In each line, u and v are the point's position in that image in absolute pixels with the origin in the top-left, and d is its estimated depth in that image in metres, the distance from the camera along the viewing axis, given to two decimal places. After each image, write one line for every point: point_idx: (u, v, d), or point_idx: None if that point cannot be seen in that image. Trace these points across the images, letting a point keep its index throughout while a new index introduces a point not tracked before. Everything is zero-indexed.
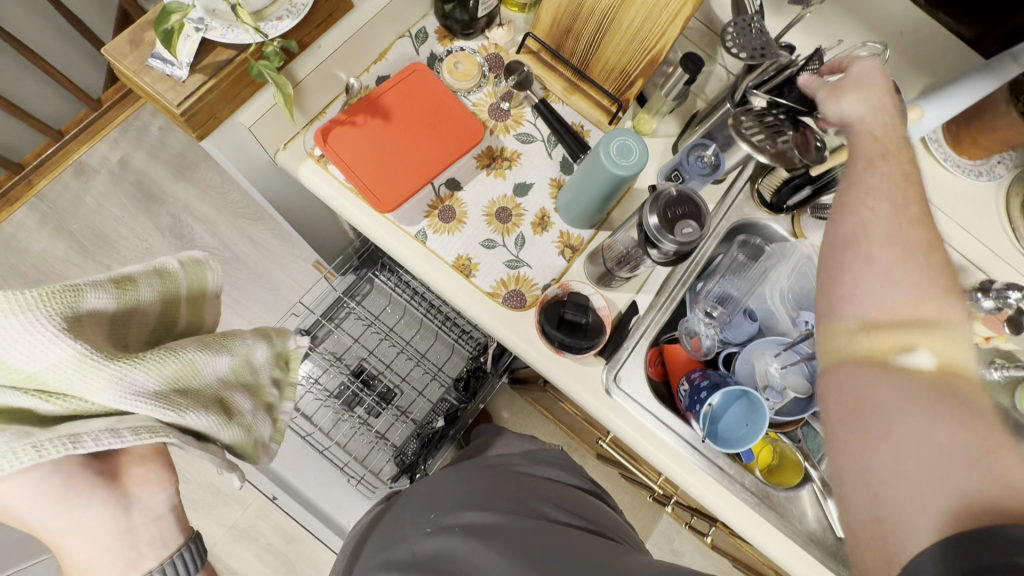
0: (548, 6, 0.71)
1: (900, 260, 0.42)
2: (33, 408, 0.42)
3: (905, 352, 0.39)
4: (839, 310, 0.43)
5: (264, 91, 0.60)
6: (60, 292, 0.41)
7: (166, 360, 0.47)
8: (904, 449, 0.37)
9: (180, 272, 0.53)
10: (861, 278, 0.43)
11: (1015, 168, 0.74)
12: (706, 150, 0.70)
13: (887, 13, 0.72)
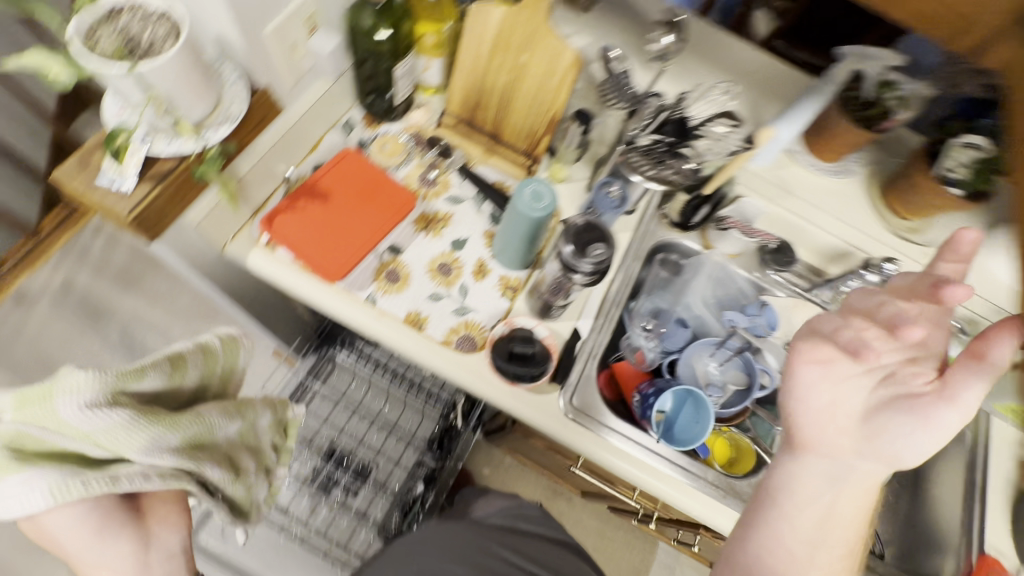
0: (456, 88, 0.83)
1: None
2: (86, 454, 0.51)
3: None
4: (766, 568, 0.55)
5: (208, 192, 0.66)
6: (128, 373, 0.53)
7: (192, 423, 0.58)
8: None
9: (221, 349, 0.66)
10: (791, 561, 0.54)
11: (869, 165, 0.88)
12: (612, 185, 0.81)
13: (735, 58, 0.86)
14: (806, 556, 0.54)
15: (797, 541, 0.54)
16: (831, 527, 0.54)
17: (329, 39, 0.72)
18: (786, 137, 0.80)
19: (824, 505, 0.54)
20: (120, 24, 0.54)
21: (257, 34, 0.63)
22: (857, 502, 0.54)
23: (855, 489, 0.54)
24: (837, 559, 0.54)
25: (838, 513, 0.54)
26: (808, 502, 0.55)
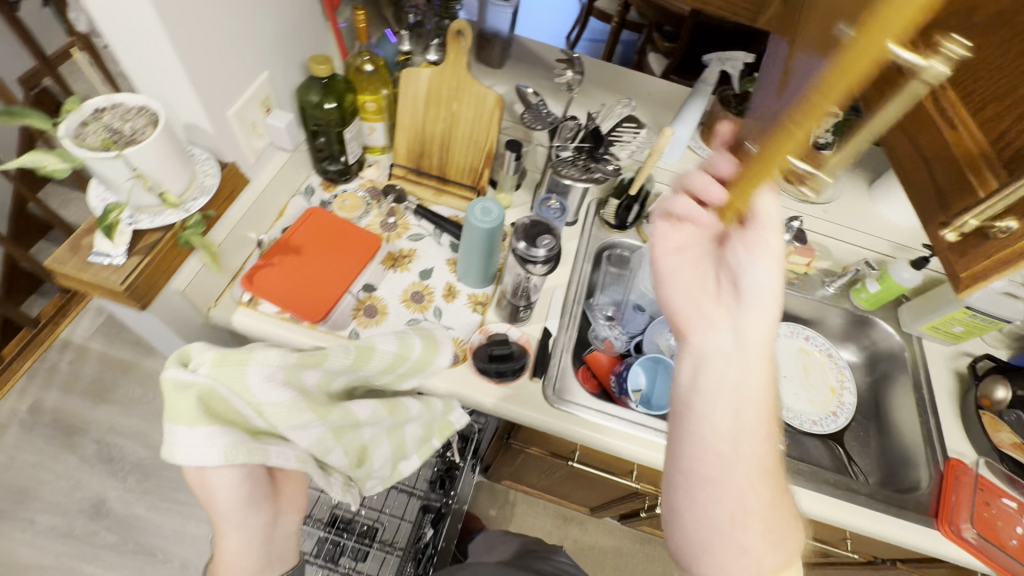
0: (401, 143, 0.95)
1: (763, 543, 0.51)
2: (246, 419, 0.59)
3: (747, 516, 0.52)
4: (706, 474, 0.55)
5: (191, 260, 0.73)
6: (307, 359, 0.62)
7: (338, 413, 0.66)
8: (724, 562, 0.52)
9: (419, 347, 0.73)
10: (723, 455, 0.54)
11: None
12: (551, 199, 0.92)
13: (628, 84, 1.04)
14: (732, 449, 0.54)
15: (716, 435, 0.55)
16: (742, 405, 0.56)
17: (283, 116, 0.83)
18: (684, 135, 0.96)
19: (727, 386, 0.57)
20: (104, 122, 0.63)
21: (221, 117, 0.73)
22: (756, 363, 0.57)
23: (747, 353, 0.57)
24: (760, 436, 0.55)
25: (742, 382, 0.56)
26: (716, 390, 0.57)
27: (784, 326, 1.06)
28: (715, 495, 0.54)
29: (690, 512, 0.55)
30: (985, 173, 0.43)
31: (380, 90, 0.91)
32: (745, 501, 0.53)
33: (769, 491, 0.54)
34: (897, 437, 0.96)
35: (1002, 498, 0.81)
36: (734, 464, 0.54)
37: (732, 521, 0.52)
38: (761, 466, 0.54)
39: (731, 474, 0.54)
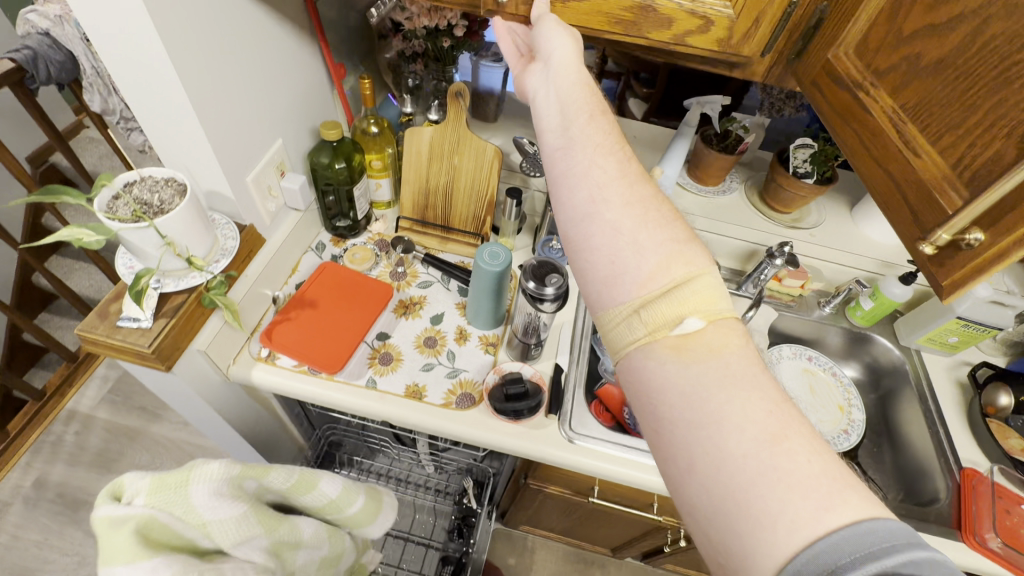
0: (407, 196, 1.00)
1: (636, 225, 0.45)
2: (194, 542, 0.53)
3: (620, 209, 0.46)
4: (567, 189, 0.48)
5: (211, 320, 0.76)
6: (242, 472, 0.58)
7: (284, 528, 0.60)
8: (623, 263, 0.44)
9: (359, 501, 0.71)
10: (566, 155, 0.49)
11: (743, 181, 1.11)
12: (553, 240, 0.97)
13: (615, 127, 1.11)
14: (564, 144, 0.50)
15: (552, 143, 0.51)
16: (572, 106, 0.51)
17: (295, 179, 0.89)
18: (673, 173, 1.00)
19: (553, 95, 0.52)
20: (134, 194, 0.67)
21: (241, 183, 0.78)
22: (572, 76, 0.53)
23: (561, 66, 0.53)
24: (600, 124, 0.50)
25: (565, 90, 0.52)
26: (544, 106, 0.53)
27: (787, 348, 1.09)
28: (572, 192, 0.48)
29: (564, 227, 0.49)
30: (950, 194, 0.44)
31: (385, 149, 0.97)
32: (602, 188, 0.47)
33: (624, 174, 0.48)
34: (910, 451, 0.97)
35: None
36: (578, 157, 0.49)
37: (596, 210, 0.46)
38: (607, 154, 0.48)
39: (579, 165, 0.48)
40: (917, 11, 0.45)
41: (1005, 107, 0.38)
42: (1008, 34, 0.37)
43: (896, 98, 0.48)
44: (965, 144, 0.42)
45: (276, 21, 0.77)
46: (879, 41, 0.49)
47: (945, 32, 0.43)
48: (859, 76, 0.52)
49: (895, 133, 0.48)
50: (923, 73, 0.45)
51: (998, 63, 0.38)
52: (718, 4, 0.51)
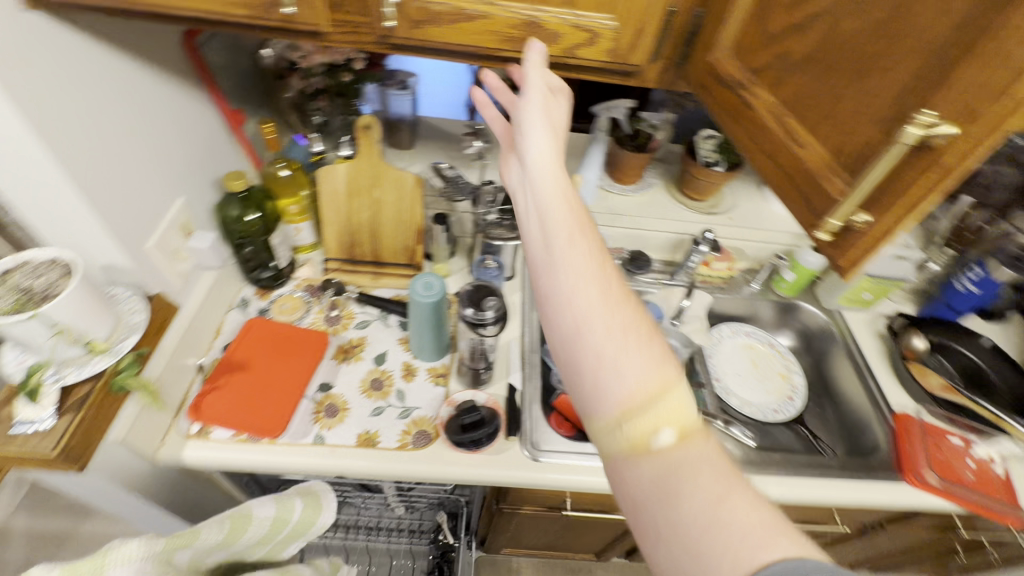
0: (330, 236, 0.97)
1: (619, 349, 0.42)
2: None
3: (602, 330, 0.43)
4: (549, 305, 0.46)
5: (127, 406, 0.69)
6: (167, 541, 0.54)
7: None
8: (603, 377, 0.42)
9: (300, 507, 0.72)
10: (548, 274, 0.47)
11: (660, 176, 1.15)
12: (487, 259, 0.97)
13: None
14: (548, 261, 0.47)
15: (536, 257, 0.48)
16: (551, 217, 0.48)
17: (205, 237, 0.83)
18: (593, 177, 1.02)
19: (533, 205, 0.50)
20: (14, 281, 0.59)
21: (140, 252, 0.71)
22: (551, 183, 0.50)
23: (542, 174, 0.50)
24: (583, 247, 0.46)
25: (544, 200, 0.49)
26: (526, 217, 0.51)
27: (725, 327, 1.13)
28: (559, 314, 0.45)
29: (553, 344, 0.46)
30: (831, 178, 0.48)
31: (299, 192, 0.93)
32: (586, 312, 0.44)
33: (609, 300, 0.44)
34: (848, 405, 1.03)
35: (949, 438, 0.90)
36: (561, 275, 0.46)
37: (581, 334, 0.43)
38: (591, 272, 0.45)
39: (565, 282, 0.45)
40: (780, 11, 0.49)
41: (871, 91, 0.43)
42: (859, 28, 0.43)
43: (774, 93, 0.52)
44: (842, 133, 0.46)
45: (156, 73, 0.72)
46: (750, 40, 0.53)
47: (807, 28, 0.47)
48: (736, 74, 0.55)
49: (777, 126, 0.52)
50: (794, 67, 0.49)
51: (858, 54, 0.43)
52: (600, 17, 0.51)
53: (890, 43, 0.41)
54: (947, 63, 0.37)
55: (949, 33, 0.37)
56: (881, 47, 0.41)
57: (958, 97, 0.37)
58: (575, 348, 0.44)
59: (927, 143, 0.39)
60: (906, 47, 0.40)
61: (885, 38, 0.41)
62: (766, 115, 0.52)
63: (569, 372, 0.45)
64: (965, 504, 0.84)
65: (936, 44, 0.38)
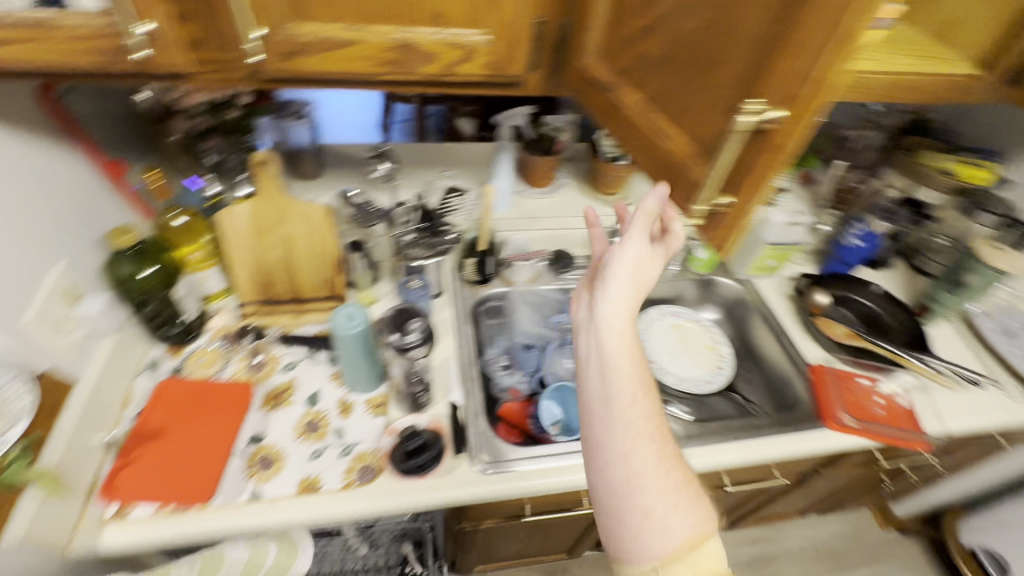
0: (242, 279, 0.92)
1: (666, 509, 0.51)
2: None
3: (653, 491, 0.52)
4: (603, 455, 0.54)
5: (24, 498, 0.61)
6: None
7: None
8: (644, 528, 0.51)
9: (275, 553, 0.71)
10: (606, 425, 0.55)
11: (572, 176, 1.18)
12: (411, 279, 0.96)
13: (439, 152, 1.12)
14: (612, 415, 0.54)
15: (600, 406, 0.55)
16: (615, 377, 0.55)
17: (96, 300, 0.77)
18: (506, 186, 1.04)
19: (597, 355, 0.57)
20: None
21: (16, 328, 0.65)
22: (620, 339, 0.56)
23: (614, 329, 0.57)
24: (643, 409, 0.55)
25: (613, 351, 0.56)
26: (591, 364, 0.57)
27: (653, 311, 1.19)
28: (610, 466, 0.54)
29: (599, 487, 0.55)
30: (693, 165, 0.51)
31: (199, 238, 0.90)
32: (637, 469, 0.53)
33: (661, 463, 0.53)
34: (771, 363, 1.10)
35: (858, 380, 1.00)
36: (618, 432, 0.54)
37: (631, 488, 0.52)
38: (645, 438, 0.54)
39: (623, 442, 0.53)
40: (633, 15, 0.52)
41: (712, 85, 0.47)
42: (695, 28, 0.47)
43: (639, 92, 0.55)
44: (696, 124, 0.50)
45: (11, 129, 0.66)
46: (613, 44, 0.56)
47: (656, 30, 0.51)
48: (606, 76, 0.58)
49: (645, 122, 0.55)
50: (651, 66, 0.53)
51: (699, 52, 0.47)
52: (471, 32, 0.53)
53: (719, 41, 0.45)
54: (763, 57, 0.42)
55: (761, 29, 0.42)
56: (713, 46, 0.46)
57: (775, 86, 0.42)
58: (622, 497, 0.52)
59: (759, 129, 0.44)
60: (732, 44, 0.44)
61: (716, 37, 0.45)
62: (636, 114, 0.55)
63: (611, 517, 0.53)
64: (880, 438, 0.93)
65: (755, 39, 0.43)
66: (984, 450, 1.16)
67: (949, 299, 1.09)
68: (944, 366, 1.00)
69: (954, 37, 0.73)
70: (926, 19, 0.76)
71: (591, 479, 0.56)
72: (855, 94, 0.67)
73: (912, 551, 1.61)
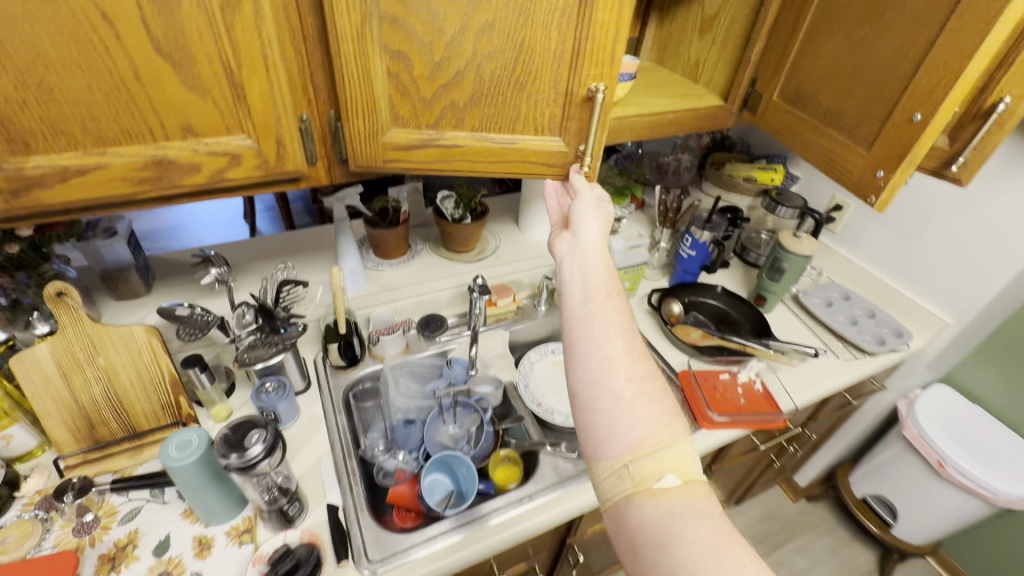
0: (56, 428, 0.80)
1: (632, 394, 0.57)
2: None
3: (625, 379, 0.58)
4: (581, 351, 0.62)
5: None
6: None
7: None
8: (614, 412, 0.57)
9: None
10: (584, 323, 0.63)
11: (425, 242, 1.21)
12: (265, 383, 0.89)
13: (279, 239, 1.10)
14: (591, 314, 0.63)
15: (580, 307, 0.64)
16: (593, 286, 0.65)
17: None
18: (356, 264, 1.03)
19: (579, 271, 0.68)
20: None
21: None
22: (595, 258, 0.68)
23: (592, 252, 0.68)
24: (615, 307, 0.64)
25: (588, 270, 0.67)
26: (573, 279, 0.67)
27: (533, 353, 1.18)
28: (587, 357, 0.61)
29: (577, 382, 0.61)
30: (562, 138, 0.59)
31: None
32: (610, 358, 0.60)
33: (632, 353, 0.61)
34: None
35: (720, 376, 1.08)
36: (596, 325, 0.62)
37: (604, 378, 0.59)
38: (620, 331, 0.62)
39: (601, 336, 0.61)
40: (423, 80, 0.52)
41: (538, 93, 0.55)
42: (499, 65, 0.52)
43: (465, 129, 0.57)
44: (541, 118, 0.57)
45: None
46: (410, 109, 0.54)
47: (458, 82, 0.53)
48: (418, 135, 0.56)
49: (486, 148, 0.58)
50: (468, 105, 0.55)
51: (512, 78, 0.53)
52: (235, 138, 0.50)
53: (526, 62, 0.52)
54: (574, 61, 0.52)
55: (564, 40, 0.51)
56: (523, 70, 0.53)
57: (590, 67, 0.53)
58: (595, 389, 0.59)
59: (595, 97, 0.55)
60: (541, 61, 0.52)
61: (523, 63, 0.52)
62: (472, 140, 0.57)
63: (586, 410, 0.59)
64: (748, 425, 1.00)
65: (556, 50, 0.52)
66: (841, 410, 1.30)
67: (777, 285, 1.22)
68: (782, 346, 1.11)
69: (700, 78, 0.86)
70: (676, 65, 0.91)
71: (571, 373, 0.62)
72: (628, 136, 0.76)
73: (822, 515, 1.74)
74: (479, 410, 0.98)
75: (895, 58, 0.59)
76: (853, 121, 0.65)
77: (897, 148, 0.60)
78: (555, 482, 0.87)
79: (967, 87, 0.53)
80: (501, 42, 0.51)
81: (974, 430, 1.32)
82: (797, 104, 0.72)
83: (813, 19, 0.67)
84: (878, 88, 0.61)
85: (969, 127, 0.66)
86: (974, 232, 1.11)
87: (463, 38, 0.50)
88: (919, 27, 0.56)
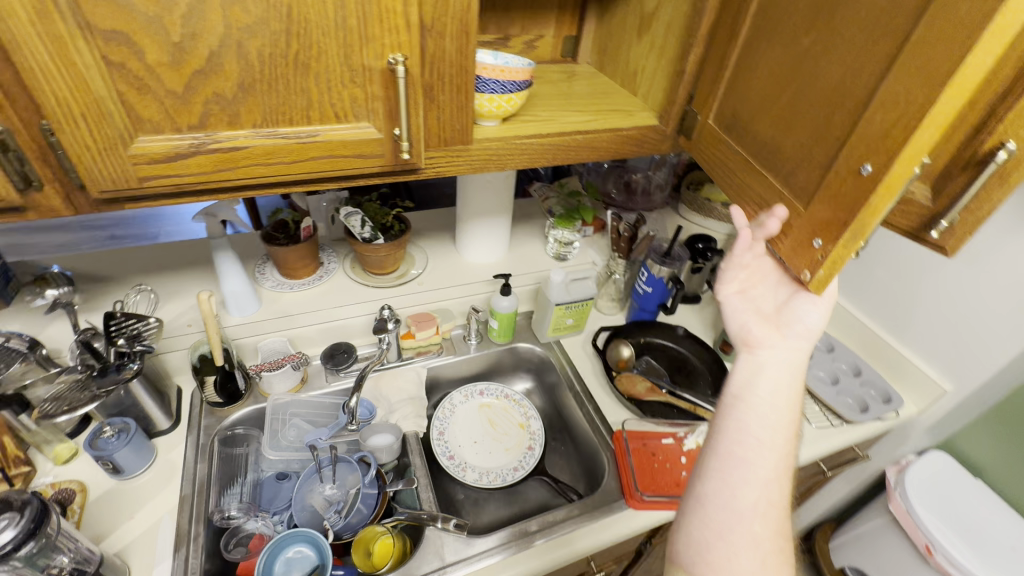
0: None
1: (769, 537, 0.54)
2: None
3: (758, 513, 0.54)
4: (736, 458, 0.56)
5: None
6: None
7: None
8: (733, 540, 0.54)
9: None
10: (743, 438, 0.57)
11: (342, 260, 1.05)
12: (104, 428, 0.76)
13: (144, 251, 0.98)
14: (770, 439, 0.56)
15: (759, 429, 0.56)
16: (788, 414, 0.58)
17: None
18: (240, 286, 0.89)
19: (768, 394, 0.58)
20: None
21: None
22: (786, 388, 0.59)
23: (793, 379, 0.59)
24: (785, 455, 0.56)
25: (779, 398, 0.58)
26: (761, 401, 0.58)
27: (456, 394, 1.04)
28: (743, 481, 0.55)
29: (710, 497, 0.56)
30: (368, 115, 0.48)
31: None
32: (766, 499, 0.55)
33: (774, 502, 0.55)
34: (581, 434, 0.99)
35: (663, 441, 0.91)
36: (768, 466, 0.55)
37: (754, 514, 0.54)
38: (779, 476, 0.56)
39: (763, 467, 0.55)
40: (164, 68, 0.40)
41: (328, 73, 0.44)
42: (267, 42, 0.41)
43: (243, 127, 0.45)
44: (336, 96, 0.46)
45: None
46: (156, 108, 0.42)
47: (217, 66, 0.41)
48: (177, 141, 0.44)
49: (276, 143, 0.46)
50: (240, 96, 0.43)
51: (290, 58, 0.43)
52: None
53: (303, 39, 0.42)
54: (360, 25, 0.43)
55: (344, 7, 0.41)
56: (302, 51, 0.43)
57: (384, 34, 0.44)
58: (729, 499, 0.55)
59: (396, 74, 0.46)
60: (319, 34, 0.42)
61: (297, 37, 0.42)
62: (252, 139, 0.46)
63: (710, 514, 0.56)
64: None
65: (335, 16, 0.42)
66: (814, 480, 1.13)
67: None
68: None
69: (637, 90, 0.70)
70: (615, 72, 0.74)
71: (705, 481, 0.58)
72: (523, 161, 0.60)
73: None
74: (367, 467, 0.83)
75: (844, 81, 0.43)
76: (791, 164, 0.48)
77: (839, 210, 0.43)
78: (434, 569, 0.72)
79: (936, 132, 0.36)
80: (262, 10, 0.40)
81: (976, 510, 1.11)
82: (732, 132, 0.56)
83: (753, 22, 0.51)
84: (821, 122, 0.45)
85: (959, 178, 0.53)
86: (978, 285, 0.92)
87: (206, 8, 0.39)
88: (873, 40, 0.40)
